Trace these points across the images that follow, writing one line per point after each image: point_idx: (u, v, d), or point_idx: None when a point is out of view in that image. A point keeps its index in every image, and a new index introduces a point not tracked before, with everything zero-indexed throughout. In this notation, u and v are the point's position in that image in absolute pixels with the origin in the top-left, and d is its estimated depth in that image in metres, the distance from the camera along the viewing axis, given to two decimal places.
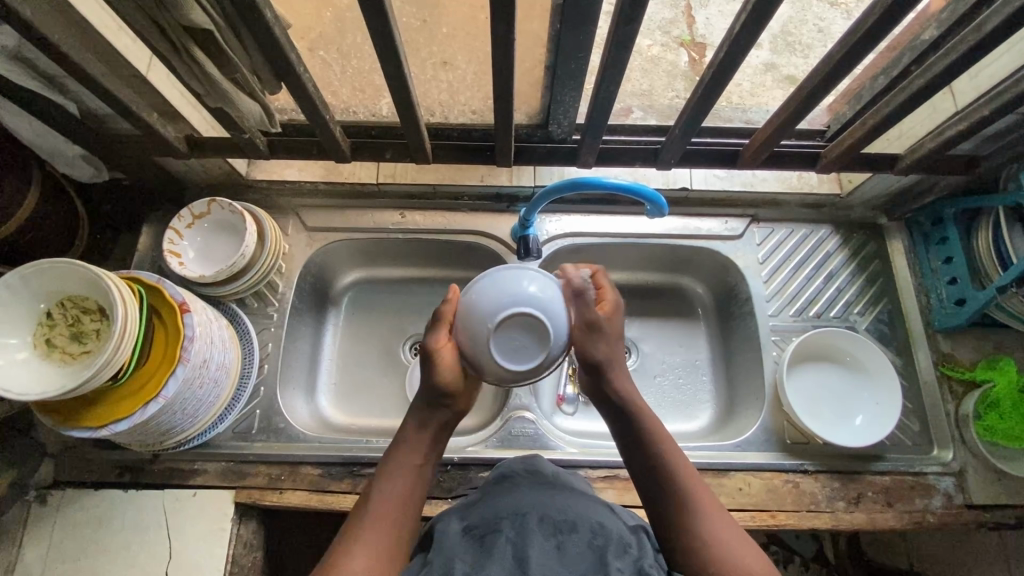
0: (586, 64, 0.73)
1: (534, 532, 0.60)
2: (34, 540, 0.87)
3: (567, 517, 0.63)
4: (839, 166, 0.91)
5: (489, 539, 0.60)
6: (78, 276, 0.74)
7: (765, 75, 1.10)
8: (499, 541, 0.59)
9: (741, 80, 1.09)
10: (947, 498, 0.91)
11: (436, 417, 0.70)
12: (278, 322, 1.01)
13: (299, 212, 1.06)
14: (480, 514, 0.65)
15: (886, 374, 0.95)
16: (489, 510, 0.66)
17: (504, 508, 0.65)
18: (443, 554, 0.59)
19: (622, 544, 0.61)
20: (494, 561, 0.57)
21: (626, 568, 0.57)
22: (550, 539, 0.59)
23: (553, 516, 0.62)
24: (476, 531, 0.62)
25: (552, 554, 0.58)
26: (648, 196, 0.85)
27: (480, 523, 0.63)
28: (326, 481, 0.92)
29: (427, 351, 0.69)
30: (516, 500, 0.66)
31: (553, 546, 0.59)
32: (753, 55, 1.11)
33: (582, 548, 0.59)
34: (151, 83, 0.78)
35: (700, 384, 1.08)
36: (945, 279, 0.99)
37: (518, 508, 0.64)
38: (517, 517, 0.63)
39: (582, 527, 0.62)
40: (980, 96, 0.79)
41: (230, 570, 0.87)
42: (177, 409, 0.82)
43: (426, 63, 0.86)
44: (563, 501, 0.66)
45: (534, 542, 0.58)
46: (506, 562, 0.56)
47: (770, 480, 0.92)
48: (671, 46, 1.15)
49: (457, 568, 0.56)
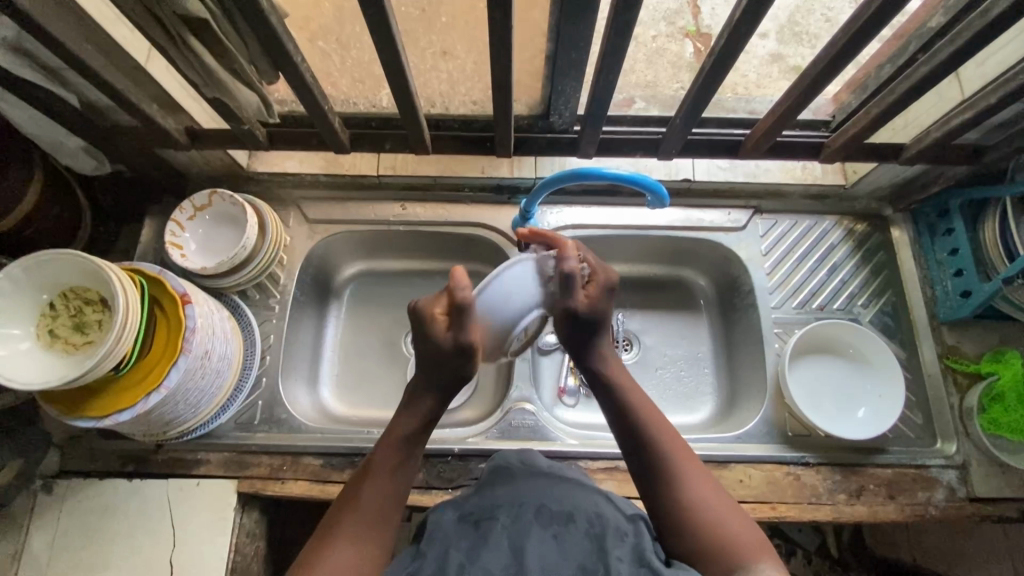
0: (587, 52, 0.72)
1: (532, 523, 0.61)
2: (40, 529, 0.89)
3: (564, 507, 0.63)
4: (844, 156, 0.90)
5: (483, 527, 0.62)
6: (80, 267, 0.75)
7: (771, 66, 1.09)
8: (497, 530, 0.61)
9: (747, 71, 1.08)
10: (950, 490, 0.91)
11: (425, 402, 0.71)
12: (279, 313, 1.01)
13: (300, 204, 1.07)
14: (476, 501, 0.67)
15: (887, 366, 0.95)
16: (485, 499, 0.67)
17: (500, 498, 0.66)
18: (439, 543, 0.61)
19: (620, 531, 0.62)
20: (490, 550, 0.59)
21: (624, 557, 0.59)
22: (548, 528, 0.61)
23: (552, 506, 0.63)
24: (473, 518, 0.64)
25: (549, 545, 0.60)
26: (650, 187, 0.84)
27: (477, 510, 0.65)
28: (327, 471, 0.92)
29: (460, 350, 0.67)
30: (512, 489, 0.67)
31: (550, 536, 0.61)
32: (759, 45, 1.10)
33: (580, 539, 0.60)
34: (151, 75, 0.77)
35: (702, 377, 1.08)
36: (951, 271, 0.98)
37: (516, 498, 0.65)
38: (516, 505, 0.64)
39: (581, 516, 0.63)
40: (988, 83, 0.77)
41: (233, 560, 0.87)
42: (179, 400, 0.82)
43: (425, 52, 0.84)
44: (560, 490, 0.67)
45: (533, 535, 0.60)
46: (503, 552, 0.59)
47: (771, 472, 0.91)
48: (677, 36, 1.13)
49: (453, 559, 0.58)
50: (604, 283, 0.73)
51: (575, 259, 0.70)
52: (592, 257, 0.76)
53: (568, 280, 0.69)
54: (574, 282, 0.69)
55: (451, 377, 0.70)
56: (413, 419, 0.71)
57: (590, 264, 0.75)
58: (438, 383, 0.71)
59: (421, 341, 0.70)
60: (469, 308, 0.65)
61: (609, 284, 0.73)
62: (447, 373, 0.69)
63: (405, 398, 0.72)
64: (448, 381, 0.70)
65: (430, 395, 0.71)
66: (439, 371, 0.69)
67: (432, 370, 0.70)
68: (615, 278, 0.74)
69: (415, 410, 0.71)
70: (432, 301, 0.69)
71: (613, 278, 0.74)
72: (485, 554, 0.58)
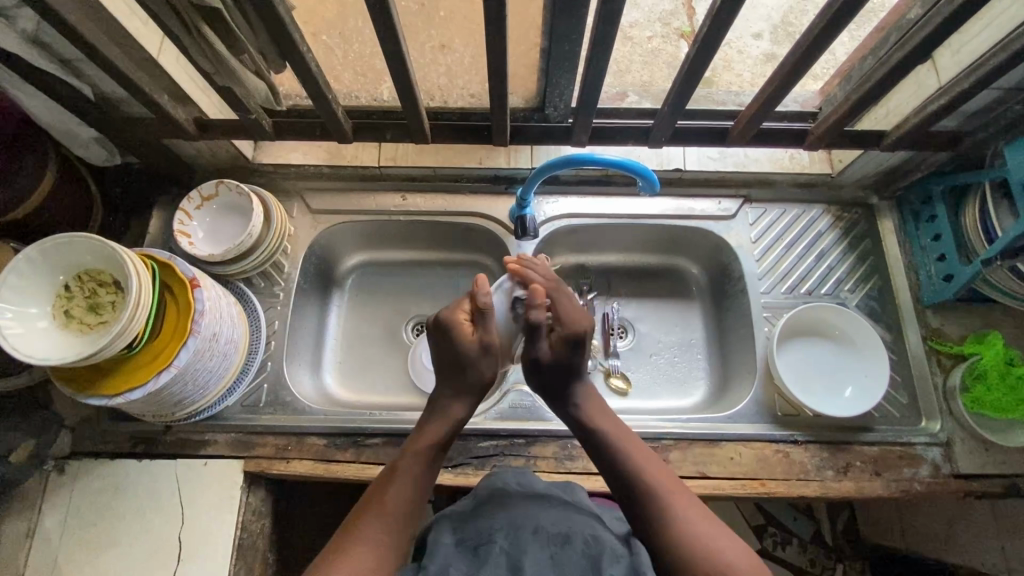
0: (579, 44, 0.76)
1: (529, 544, 0.68)
2: (52, 507, 0.91)
3: (560, 530, 0.70)
4: (828, 142, 0.93)
5: (482, 549, 0.68)
6: (96, 249, 0.78)
7: (765, 65, 1.12)
8: (495, 552, 0.67)
9: (741, 71, 1.12)
10: (935, 467, 0.94)
11: (455, 410, 0.82)
12: (284, 300, 1.04)
13: (304, 195, 1.10)
14: (473, 526, 0.72)
15: (873, 347, 0.98)
16: (481, 522, 0.72)
17: (498, 521, 0.72)
18: (441, 561, 0.68)
19: (615, 553, 0.68)
20: (491, 571, 0.65)
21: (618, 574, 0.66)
22: (545, 549, 0.68)
23: (547, 530, 0.70)
24: (471, 544, 0.70)
25: (546, 564, 0.66)
26: (640, 172, 0.87)
27: (474, 536, 0.71)
28: (331, 451, 0.95)
29: (480, 350, 0.82)
30: (510, 511, 0.73)
31: (547, 556, 0.68)
32: (753, 47, 1.14)
33: (577, 558, 0.67)
34: (162, 66, 0.81)
35: (695, 362, 1.11)
36: (934, 255, 1.01)
37: (512, 522, 0.71)
38: (512, 530, 0.70)
39: (577, 538, 0.69)
40: (962, 69, 0.81)
41: (239, 536, 0.90)
42: (189, 380, 0.85)
43: (425, 46, 0.91)
44: (554, 514, 0.73)
45: (530, 554, 0.67)
46: (500, 570, 0.65)
47: (761, 450, 0.94)
48: (671, 37, 1.17)
49: None
50: (571, 337, 0.81)
51: (541, 308, 0.82)
52: (565, 305, 0.84)
53: (533, 327, 0.82)
54: (539, 331, 0.82)
55: (471, 382, 0.82)
56: (442, 424, 0.80)
57: (564, 306, 0.84)
58: (462, 387, 0.82)
59: (442, 337, 0.84)
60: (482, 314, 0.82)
61: (578, 337, 0.81)
62: (467, 375, 0.82)
63: (435, 409, 0.82)
64: (468, 387, 0.82)
65: (462, 402, 0.82)
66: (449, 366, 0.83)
67: (451, 375, 0.83)
68: (583, 330, 0.82)
69: (444, 417, 0.81)
70: (456, 309, 0.84)
71: (583, 329, 0.82)
72: (485, 573, 0.65)
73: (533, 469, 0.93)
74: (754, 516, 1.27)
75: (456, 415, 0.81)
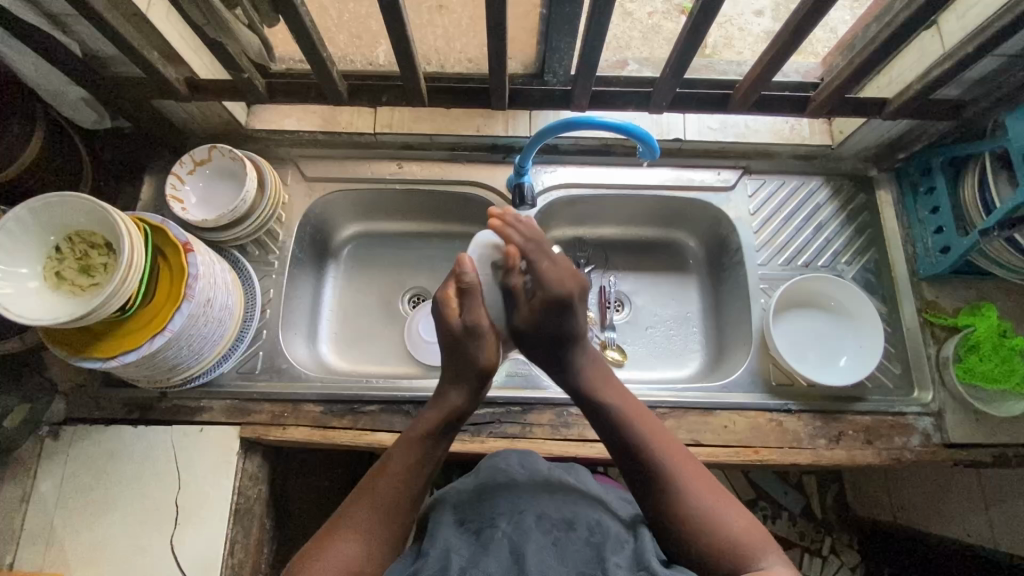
0: (579, 6, 0.75)
1: (531, 529, 0.66)
2: (48, 472, 0.91)
3: (565, 516, 0.69)
4: (828, 111, 0.92)
5: (484, 534, 0.67)
6: (86, 209, 0.77)
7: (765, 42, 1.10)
8: (497, 536, 0.66)
9: (742, 47, 1.10)
10: (925, 436, 0.95)
11: (457, 402, 0.77)
12: (279, 269, 1.03)
13: (298, 162, 1.08)
14: (474, 510, 0.72)
15: (869, 317, 0.98)
16: (483, 507, 0.72)
17: (499, 506, 0.71)
18: (441, 546, 0.66)
19: (620, 539, 0.67)
20: (492, 556, 0.63)
21: (623, 562, 0.64)
22: (548, 536, 0.66)
23: (551, 516, 0.69)
24: (473, 527, 0.69)
25: (550, 552, 0.64)
26: (641, 137, 0.86)
27: (476, 520, 0.70)
28: (327, 418, 0.95)
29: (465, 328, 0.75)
30: (510, 498, 0.72)
31: (551, 542, 0.66)
32: (755, 22, 1.12)
33: (581, 547, 0.65)
34: (152, 23, 0.79)
35: (691, 334, 1.11)
36: (931, 228, 1.00)
37: (516, 506, 0.70)
38: (516, 513, 0.69)
39: (582, 526, 0.68)
40: (966, 35, 0.80)
41: (236, 501, 0.91)
42: (183, 345, 0.85)
43: (422, 6, 0.89)
44: (560, 499, 0.72)
45: (532, 540, 0.65)
46: (503, 560, 0.63)
47: (755, 419, 0.95)
48: (672, 13, 1.15)
49: (454, 562, 0.63)
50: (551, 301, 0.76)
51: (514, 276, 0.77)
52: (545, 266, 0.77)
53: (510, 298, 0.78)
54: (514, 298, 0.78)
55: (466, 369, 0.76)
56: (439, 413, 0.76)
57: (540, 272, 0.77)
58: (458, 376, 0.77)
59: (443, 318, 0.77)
60: (479, 290, 0.76)
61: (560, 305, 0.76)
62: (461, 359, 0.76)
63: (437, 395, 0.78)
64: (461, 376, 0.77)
65: (461, 392, 0.77)
66: (466, 361, 0.76)
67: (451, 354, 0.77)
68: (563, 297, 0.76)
69: (442, 405, 0.76)
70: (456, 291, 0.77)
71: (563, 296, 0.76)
72: (485, 559, 0.63)
73: (528, 436, 0.94)
74: (746, 490, 1.29)
75: (456, 401, 0.77)
